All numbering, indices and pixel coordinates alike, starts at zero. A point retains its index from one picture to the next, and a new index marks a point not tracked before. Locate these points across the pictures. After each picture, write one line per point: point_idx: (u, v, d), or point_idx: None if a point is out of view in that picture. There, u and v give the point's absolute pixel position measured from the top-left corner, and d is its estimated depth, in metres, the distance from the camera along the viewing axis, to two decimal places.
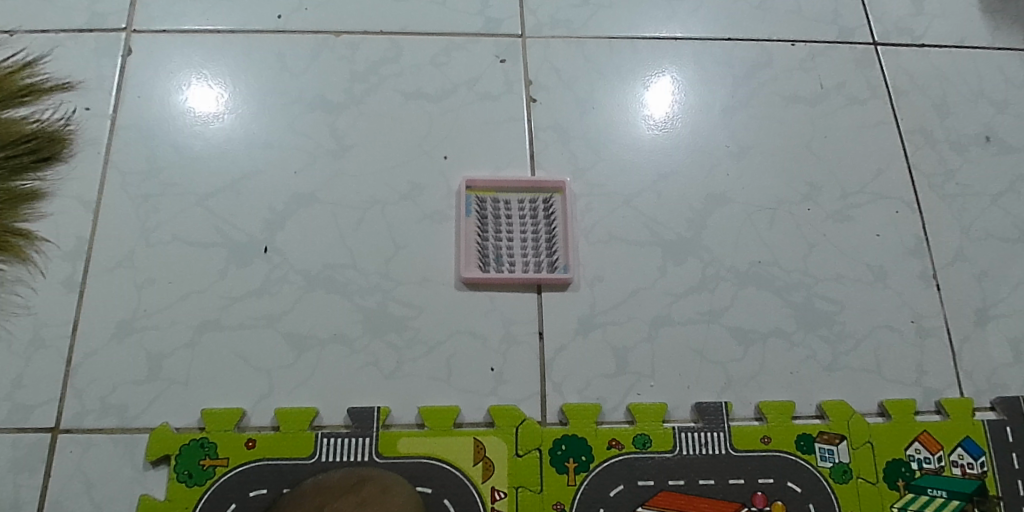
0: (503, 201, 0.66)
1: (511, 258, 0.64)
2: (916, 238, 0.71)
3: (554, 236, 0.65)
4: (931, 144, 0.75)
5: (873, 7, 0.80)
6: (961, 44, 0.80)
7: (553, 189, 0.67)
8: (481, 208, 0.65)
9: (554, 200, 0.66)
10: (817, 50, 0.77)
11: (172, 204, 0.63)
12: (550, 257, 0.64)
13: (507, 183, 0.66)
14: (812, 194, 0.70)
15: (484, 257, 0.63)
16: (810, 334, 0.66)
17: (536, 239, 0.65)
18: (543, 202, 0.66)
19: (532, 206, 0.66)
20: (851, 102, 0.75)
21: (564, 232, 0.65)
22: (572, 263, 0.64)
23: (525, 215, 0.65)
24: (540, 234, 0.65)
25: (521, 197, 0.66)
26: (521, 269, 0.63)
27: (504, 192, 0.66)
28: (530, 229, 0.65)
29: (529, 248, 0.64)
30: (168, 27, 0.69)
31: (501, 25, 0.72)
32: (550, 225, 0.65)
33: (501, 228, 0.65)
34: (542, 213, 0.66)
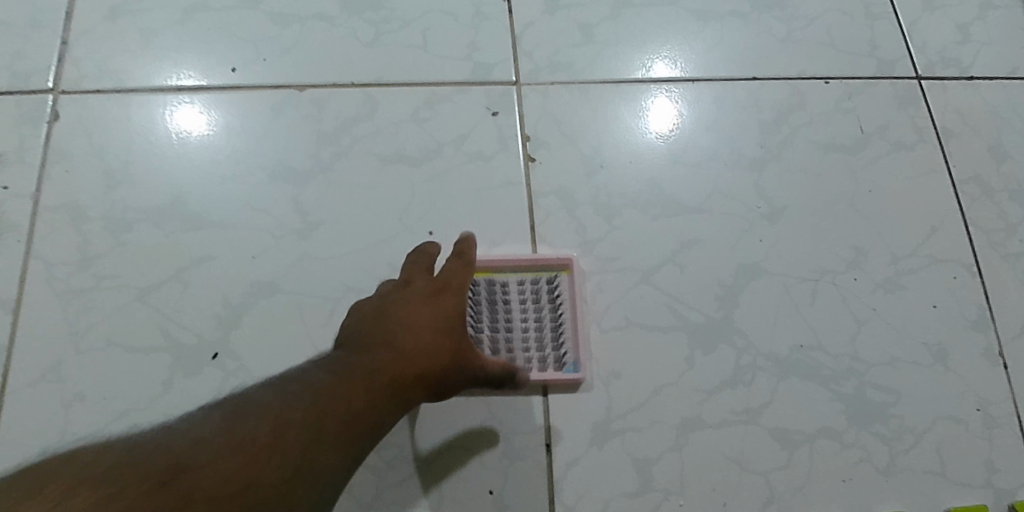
0: (500, 283, 0.56)
1: (511, 354, 0.54)
2: (979, 308, 0.61)
3: (560, 325, 0.55)
4: (989, 194, 0.65)
5: (914, 36, 0.71)
6: (1014, 75, 0.70)
7: (558, 265, 0.57)
8: (474, 292, 0.56)
9: (561, 280, 0.57)
10: (855, 88, 0.67)
11: (108, 300, 0.53)
12: (557, 351, 0.55)
13: (504, 261, 0.56)
14: (858, 260, 0.61)
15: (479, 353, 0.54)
16: (862, 431, 0.56)
17: (539, 329, 0.55)
18: (547, 282, 0.56)
19: (533, 288, 0.56)
20: (896, 148, 0.65)
21: (572, 319, 0.56)
22: (582, 359, 0.54)
23: (526, 299, 0.56)
24: (544, 322, 0.55)
25: (520, 278, 0.56)
26: (523, 367, 0.54)
27: (501, 273, 0.56)
28: (532, 316, 0.55)
29: (532, 340, 0.55)
30: (104, 85, 0.59)
31: (492, 71, 0.63)
32: (555, 310, 0.56)
33: (497, 316, 0.55)
34: (546, 296, 0.56)
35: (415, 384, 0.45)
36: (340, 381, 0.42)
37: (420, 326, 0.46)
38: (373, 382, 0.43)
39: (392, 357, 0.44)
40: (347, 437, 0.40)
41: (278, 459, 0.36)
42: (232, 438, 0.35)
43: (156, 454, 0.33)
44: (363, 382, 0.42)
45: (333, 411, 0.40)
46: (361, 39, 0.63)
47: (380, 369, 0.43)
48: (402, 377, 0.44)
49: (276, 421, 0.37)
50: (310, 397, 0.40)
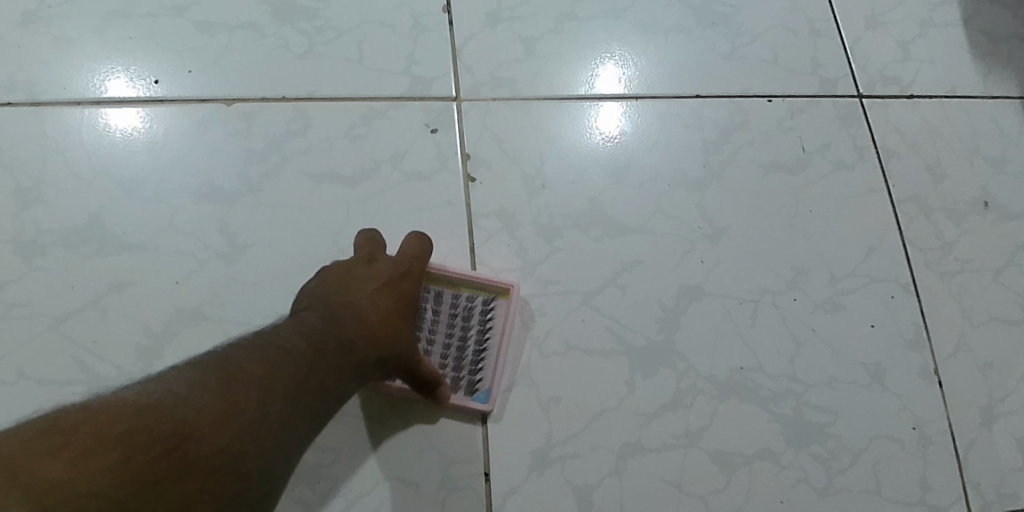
0: (433, 292, 0.54)
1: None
2: (915, 327, 0.62)
3: (483, 348, 0.54)
4: (927, 214, 0.66)
5: (856, 54, 0.71)
6: (951, 93, 0.71)
7: (496, 288, 0.55)
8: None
9: (496, 305, 0.55)
10: (797, 106, 0.67)
11: (18, 330, 0.50)
12: (472, 373, 0.53)
13: (443, 270, 0.54)
14: (797, 280, 0.61)
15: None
16: (801, 453, 0.56)
17: (461, 348, 0.53)
18: (482, 304, 0.55)
19: (466, 304, 0.54)
20: (836, 167, 0.66)
21: (495, 344, 0.54)
22: (493, 387, 0.53)
23: (454, 315, 0.54)
24: (468, 342, 0.53)
25: (454, 292, 0.54)
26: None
27: (437, 281, 0.54)
28: (458, 333, 0.53)
29: (450, 356, 0.53)
30: (18, 98, 0.56)
31: (431, 86, 0.61)
32: (482, 334, 0.54)
33: (422, 326, 0.53)
34: (477, 315, 0.54)
35: (375, 365, 0.47)
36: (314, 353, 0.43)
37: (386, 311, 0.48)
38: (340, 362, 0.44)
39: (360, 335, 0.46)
40: (316, 412, 0.42)
41: (264, 431, 0.37)
42: (223, 405, 0.36)
43: (159, 415, 0.34)
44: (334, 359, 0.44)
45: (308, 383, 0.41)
46: (295, 50, 0.60)
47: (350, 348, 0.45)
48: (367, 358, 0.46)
49: (264, 393, 0.38)
50: (286, 366, 0.41)
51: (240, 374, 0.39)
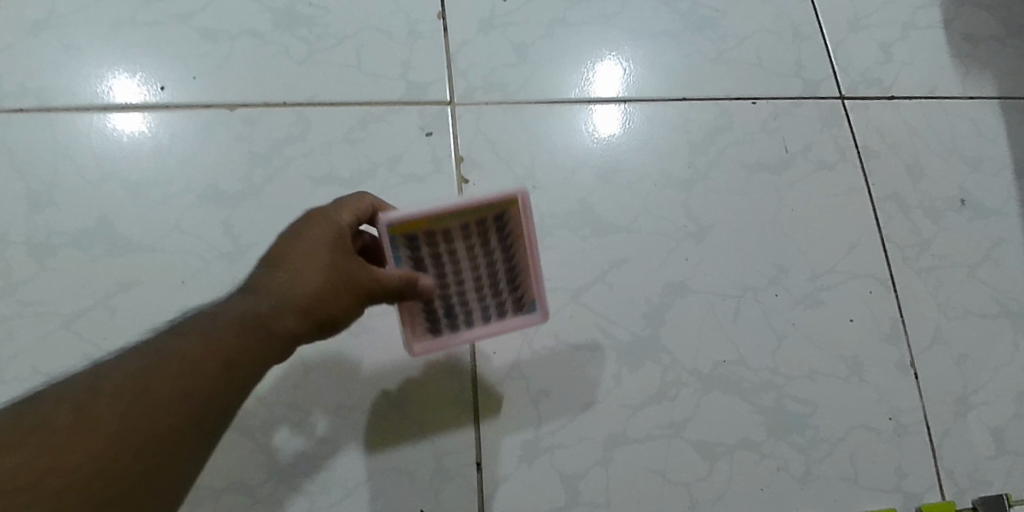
0: (440, 231, 0.45)
1: (466, 307, 0.48)
2: (892, 321, 0.64)
3: (514, 265, 0.47)
4: (905, 212, 0.68)
5: (840, 56, 0.73)
6: (931, 94, 0.73)
7: (504, 201, 0.44)
8: (411, 243, 0.45)
9: (511, 218, 0.45)
10: (780, 108, 0.70)
11: (31, 329, 0.53)
12: (516, 293, 0.48)
13: (443, 211, 0.43)
14: (779, 277, 0.63)
15: (430, 309, 0.47)
16: (780, 442, 0.59)
17: (493, 276, 0.47)
18: (495, 223, 0.45)
19: (478, 229, 0.45)
20: (818, 167, 0.68)
21: (528, 260, 0.46)
22: (543, 301, 0.48)
23: (473, 245, 0.46)
24: (497, 269, 0.47)
25: (463, 224, 0.45)
26: (482, 319, 0.48)
27: (441, 220, 0.44)
28: (483, 264, 0.46)
29: (487, 287, 0.47)
30: (27, 104, 0.59)
31: (426, 91, 0.63)
32: (507, 254, 0.46)
33: (444, 270, 0.46)
34: (494, 238, 0.46)
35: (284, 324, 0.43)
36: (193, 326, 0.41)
37: (283, 257, 0.45)
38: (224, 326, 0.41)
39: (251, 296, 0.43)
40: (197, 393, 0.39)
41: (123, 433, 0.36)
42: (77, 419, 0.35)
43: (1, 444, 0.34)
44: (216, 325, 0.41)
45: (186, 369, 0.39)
46: (294, 56, 0.63)
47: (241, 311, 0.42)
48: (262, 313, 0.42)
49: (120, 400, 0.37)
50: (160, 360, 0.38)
51: (108, 364, 0.39)
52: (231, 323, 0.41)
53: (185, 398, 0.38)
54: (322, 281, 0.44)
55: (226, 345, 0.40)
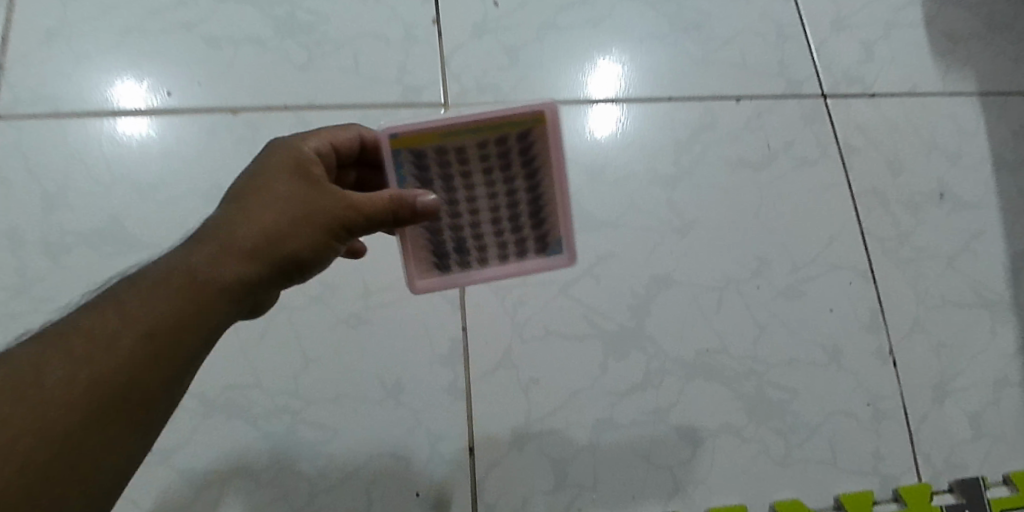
0: (452, 149, 0.40)
1: (479, 240, 0.43)
2: (871, 311, 0.66)
3: (539, 195, 0.42)
4: (885, 205, 0.70)
5: (822, 56, 0.76)
6: (912, 91, 0.76)
7: (529, 116, 0.39)
8: (417, 160, 0.41)
9: (536, 138, 0.40)
10: (764, 107, 0.72)
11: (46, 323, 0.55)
12: (540, 230, 0.43)
13: (453, 123, 0.39)
14: (761, 269, 0.66)
15: (437, 238, 0.44)
16: (761, 427, 0.61)
17: (511, 206, 0.43)
18: (518, 143, 0.40)
19: (498, 149, 0.40)
20: (801, 163, 0.70)
21: (555, 192, 0.42)
22: (570, 241, 0.43)
23: (490, 169, 0.41)
24: (518, 200, 0.42)
25: (478, 141, 0.40)
26: (499, 257, 0.44)
27: (453, 136, 0.40)
28: (503, 191, 0.42)
29: (505, 219, 0.43)
30: (39, 110, 0.62)
31: (421, 94, 0.66)
32: (531, 182, 0.42)
33: (458, 197, 0.42)
34: (516, 161, 0.41)
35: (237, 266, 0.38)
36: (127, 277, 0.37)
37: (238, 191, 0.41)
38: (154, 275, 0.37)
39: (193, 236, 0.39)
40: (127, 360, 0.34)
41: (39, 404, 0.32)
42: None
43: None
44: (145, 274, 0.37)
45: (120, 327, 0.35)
46: (294, 61, 0.65)
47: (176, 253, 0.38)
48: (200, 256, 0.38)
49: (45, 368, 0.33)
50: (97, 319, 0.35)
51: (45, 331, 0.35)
52: (164, 270, 0.37)
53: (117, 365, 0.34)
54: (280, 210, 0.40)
55: (172, 297, 0.36)
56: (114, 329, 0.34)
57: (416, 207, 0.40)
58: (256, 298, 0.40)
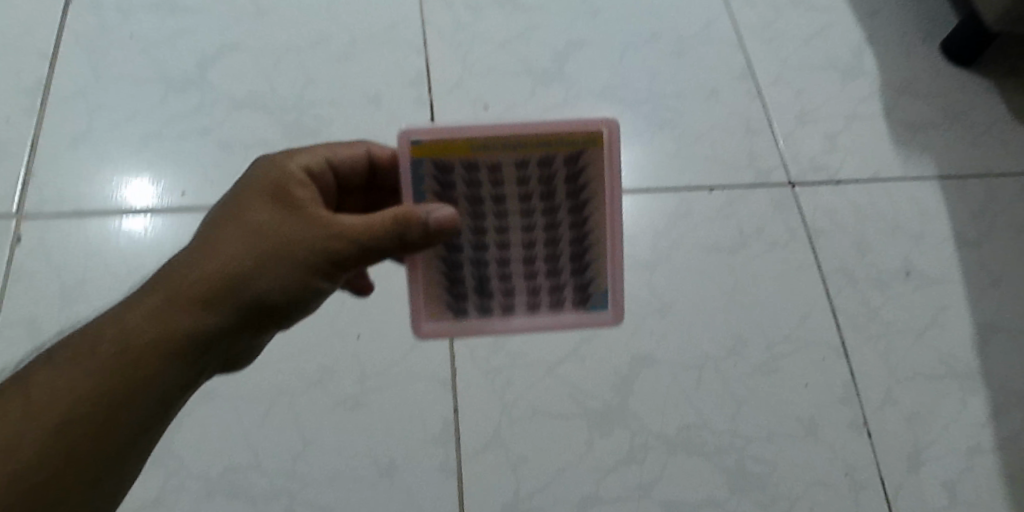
0: (494, 166, 0.43)
1: (507, 280, 0.46)
2: (845, 385, 0.69)
3: (586, 235, 0.45)
4: (853, 284, 0.75)
5: (788, 147, 0.82)
6: (874, 177, 0.81)
7: (585, 137, 0.43)
8: (442, 175, 0.43)
9: (586, 167, 0.44)
10: (735, 195, 0.77)
11: None
12: (577, 275, 0.46)
13: (496, 134, 0.42)
14: (737, 347, 0.69)
15: (454, 275, 0.46)
16: (742, 499, 0.63)
17: (551, 243, 0.45)
18: (566, 170, 0.43)
19: (543, 172, 0.43)
20: (772, 246, 0.75)
21: (606, 229, 0.45)
22: (615, 296, 0.47)
23: (530, 193, 0.44)
24: (560, 236, 0.45)
25: (521, 158, 0.43)
26: (527, 306, 0.47)
27: (496, 150, 0.42)
28: (541, 219, 0.45)
29: (541, 256, 0.45)
30: (62, 209, 0.68)
31: None
32: (571, 215, 0.44)
33: (493, 221, 0.45)
34: (563, 185, 0.44)
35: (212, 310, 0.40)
36: (103, 330, 0.40)
37: (211, 234, 0.42)
38: (106, 344, 0.39)
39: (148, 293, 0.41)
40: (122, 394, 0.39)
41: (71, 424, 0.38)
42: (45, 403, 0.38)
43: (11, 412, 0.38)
44: (99, 342, 0.40)
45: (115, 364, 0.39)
46: None
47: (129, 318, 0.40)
48: (153, 320, 0.40)
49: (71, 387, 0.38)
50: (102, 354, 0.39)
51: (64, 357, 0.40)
52: (137, 319, 0.40)
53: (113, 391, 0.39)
54: (253, 251, 0.40)
55: (152, 340, 0.40)
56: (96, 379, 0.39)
57: (424, 223, 0.39)
58: (235, 340, 0.42)
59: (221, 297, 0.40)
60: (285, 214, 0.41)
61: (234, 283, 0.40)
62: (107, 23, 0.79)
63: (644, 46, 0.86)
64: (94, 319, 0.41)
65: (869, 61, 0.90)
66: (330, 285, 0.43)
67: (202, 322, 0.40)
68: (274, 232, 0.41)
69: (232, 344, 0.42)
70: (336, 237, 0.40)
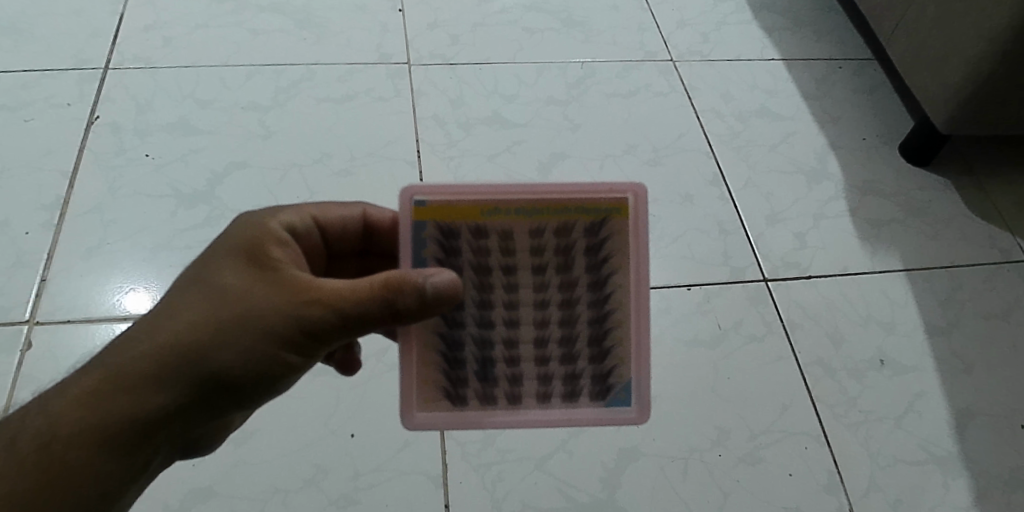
0: (506, 232, 0.43)
1: (516, 364, 0.45)
2: (829, 473, 0.71)
3: (606, 313, 0.44)
4: (831, 374, 0.77)
5: (760, 245, 0.87)
6: (845, 271, 0.86)
7: (609, 204, 0.43)
8: (448, 240, 0.43)
9: (608, 242, 0.44)
10: (712, 291, 0.82)
11: None
12: (594, 360, 0.45)
13: (509, 198, 0.42)
14: (721, 438, 0.72)
15: (457, 354, 0.44)
16: None
17: (567, 322, 0.44)
18: (586, 241, 0.44)
19: (559, 241, 0.44)
20: (750, 339, 0.79)
21: (630, 308, 0.44)
22: (640, 392, 0.45)
23: (544, 264, 0.44)
24: (578, 315, 0.44)
25: (534, 225, 0.43)
26: (539, 396, 0.45)
27: (509, 214, 0.43)
28: (556, 294, 0.44)
29: (556, 335, 0.44)
30: (72, 315, 0.72)
31: None
32: (590, 293, 0.44)
33: (504, 295, 0.44)
34: (581, 256, 0.44)
35: (189, 374, 0.42)
36: (91, 385, 0.42)
37: (183, 298, 0.43)
38: (73, 412, 0.42)
39: (124, 357, 0.42)
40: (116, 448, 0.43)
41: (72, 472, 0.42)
42: (47, 453, 0.41)
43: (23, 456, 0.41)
44: (78, 400, 0.42)
45: (104, 422, 0.42)
46: None
47: (83, 402, 0.42)
48: (109, 405, 0.42)
49: (70, 441, 0.42)
50: (93, 411, 0.42)
51: (62, 406, 0.42)
52: (123, 378, 0.42)
53: (104, 447, 0.42)
54: (226, 321, 0.41)
55: (138, 400, 0.42)
56: (91, 436, 0.42)
57: (421, 288, 0.40)
58: (212, 404, 0.44)
59: (186, 374, 0.42)
60: (263, 277, 0.42)
61: (203, 354, 0.42)
62: (125, 143, 0.86)
63: (622, 156, 0.93)
64: (83, 370, 0.44)
65: (832, 164, 0.97)
66: (304, 353, 0.43)
67: (163, 404, 0.42)
68: (250, 297, 0.42)
69: (201, 414, 0.44)
70: (312, 303, 0.41)
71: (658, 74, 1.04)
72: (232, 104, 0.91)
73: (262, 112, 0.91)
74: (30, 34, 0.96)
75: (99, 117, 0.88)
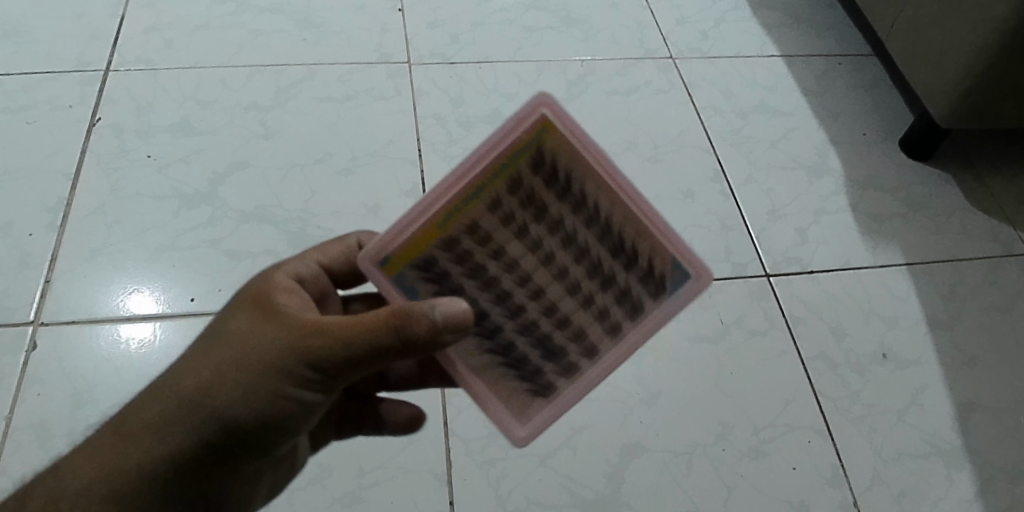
0: (471, 224, 0.43)
1: (569, 326, 0.45)
2: (833, 467, 0.71)
3: (604, 224, 0.42)
4: (833, 368, 0.77)
5: (761, 241, 0.87)
6: (846, 266, 0.86)
7: (530, 132, 0.40)
8: (428, 268, 0.44)
9: (558, 168, 0.41)
10: (714, 287, 0.82)
11: None
12: (631, 270, 0.43)
13: (447, 203, 0.42)
14: (725, 433, 0.72)
15: (512, 354, 0.45)
16: None
17: (580, 256, 0.43)
18: (540, 181, 0.42)
19: (517, 196, 0.42)
20: (753, 334, 0.79)
21: (622, 202, 0.42)
22: (686, 257, 0.43)
23: (526, 229, 0.43)
24: (586, 245, 0.43)
25: (490, 199, 0.42)
26: (608, 332, 0.44)
27: (458, 211, 0.42)
28: (556, 245, 0.43)
29: (580, 274, 0.43)
30: (77, 316, 0.72)
31: None
32: (583, 227, 0.42)
33: (516, 275, 0.44)
34: (546, 194, 0.42)
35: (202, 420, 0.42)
36: (111, 437, 0.44)
37: (194, 352, 0.44)
38: (96, 463, 0.43)
39: (142, 409, 0.44)
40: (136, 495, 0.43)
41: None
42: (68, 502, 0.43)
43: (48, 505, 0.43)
44: (100, 452, 0.44)
45: (122, 471, 0.43)
46: None
47: (98, 458, 0.44)
48: (119, 457, 0.43)
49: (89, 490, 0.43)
50: (114, 462, 0.43)
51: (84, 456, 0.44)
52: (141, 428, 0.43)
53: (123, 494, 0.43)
54: (232, 364, 0.42)
55: (154, 448, 0.43)
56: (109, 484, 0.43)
57: (427, 317, 0.39)
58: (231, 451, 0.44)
59: (200, 422, 0.42)
60: (266, 319, 0.43)
61: (212, 399, 0.42)
62: (127, 145, 0.86)
63: (623, 153, 0.93)
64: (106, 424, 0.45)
65: (832, 159, 0.97)
66: (317, 394, 0.43)
67: (168, 452, 0.43)
68: (255, 340, 0.42)
69: (222, 461, 0.44)
70: (314, 341, 0.41)
71: (658, 72, 1.04)
72: (233, 105, 0.92)
73: (262, 113, 0.91)
74: (31, 37, 0.96)
75: (101, 119, 0.88)
